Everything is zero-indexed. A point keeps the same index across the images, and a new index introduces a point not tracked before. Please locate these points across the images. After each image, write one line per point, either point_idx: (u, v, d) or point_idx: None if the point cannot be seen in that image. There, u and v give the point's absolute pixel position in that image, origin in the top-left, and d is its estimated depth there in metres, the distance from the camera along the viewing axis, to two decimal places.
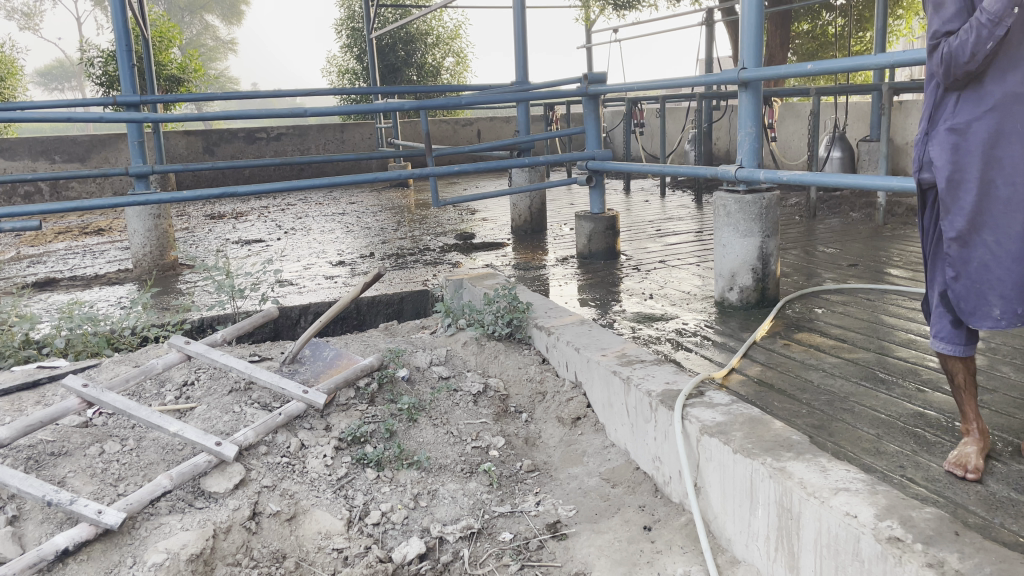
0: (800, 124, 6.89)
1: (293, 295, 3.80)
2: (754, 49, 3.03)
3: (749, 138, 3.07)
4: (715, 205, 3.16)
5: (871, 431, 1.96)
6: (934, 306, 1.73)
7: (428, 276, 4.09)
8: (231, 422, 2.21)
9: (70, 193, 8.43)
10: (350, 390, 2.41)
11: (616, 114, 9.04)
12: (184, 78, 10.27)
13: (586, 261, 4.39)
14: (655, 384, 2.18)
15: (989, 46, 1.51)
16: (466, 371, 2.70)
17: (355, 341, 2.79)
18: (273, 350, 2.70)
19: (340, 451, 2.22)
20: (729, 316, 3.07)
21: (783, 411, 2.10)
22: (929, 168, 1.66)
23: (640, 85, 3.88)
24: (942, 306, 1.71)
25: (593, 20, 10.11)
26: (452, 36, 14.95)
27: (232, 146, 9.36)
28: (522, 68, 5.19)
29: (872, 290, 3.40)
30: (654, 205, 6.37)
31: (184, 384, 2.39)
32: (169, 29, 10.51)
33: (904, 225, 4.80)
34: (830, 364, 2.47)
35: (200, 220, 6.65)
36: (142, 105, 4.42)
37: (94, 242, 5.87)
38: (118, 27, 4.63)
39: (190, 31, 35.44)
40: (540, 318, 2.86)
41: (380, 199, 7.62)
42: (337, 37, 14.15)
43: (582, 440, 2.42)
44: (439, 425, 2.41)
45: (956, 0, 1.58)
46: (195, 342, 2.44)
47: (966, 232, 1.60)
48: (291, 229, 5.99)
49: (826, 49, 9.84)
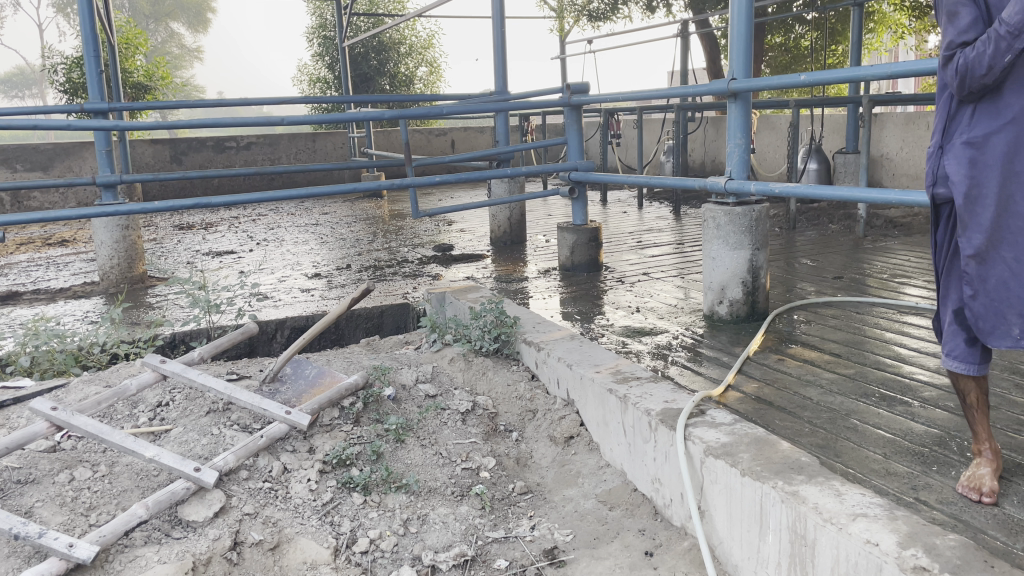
0: (777, 136, 6.91)
1: (269, 309, 3.69)
2: (744, 60, 2.99)
3: (739, 149, 3.03)
4: (704, 217, 3.11)
5: (878, 451, 1.91)
6: (947, 324, 1.69)
7: (408, 289, 4.00)
8: (209, 445, 2.09)
9: (32, 203, 8.19)
10: (334, 410, 2.30)
11: (592, 124, 9.02)
12: (151, 86, 10.06)
13: (569, 274, 4.32)
14: (654, 402, 2.11)
15: (1006, 58, 1.46)
16: (454, 389, 2.61)
17: (338, 357, 2.69)
18: (252, 367, 2.59)
19: (324, 475, 2.11)
20: (719, 330, 3.02)
21: (786, 431, 2.04)
22: (944, 183, 1.61)
23: (625, 95, 3.82)
24: (956, 324, 1.66)
25: (567, 30, 10.09)
26: (425, 45, 14.88)
27: (201, 155, 9.17)
28: (501, 77, 5.12)
29: (861, 303, 3.36)
30: (632, 216, 6.33)
31: (158, 405, 2.27)
32: (135, 36, 10.29)
33: (884, 238, 4.80)
34: (828, 380, 2.42)
35: (168, 231, 6.48)
36: (110, 112, 4.27)
37: (58, 253, 5.67)
38: (86, 33, 4.47)
39: (156, 39, 34.97)
40: (529, 333, 2.78)
41: (353, 209, 7.50)
42: (308, 45, 14.00)
43: (575, 460, 2.34)
44: (428, 445, 2.32)
45: (970, 11, 1.54)
46: (170, 361, 2.32)
47: (984, 249, 1.56)
48: (263, 240, 5.85)
49: (799, 62, 9.93)
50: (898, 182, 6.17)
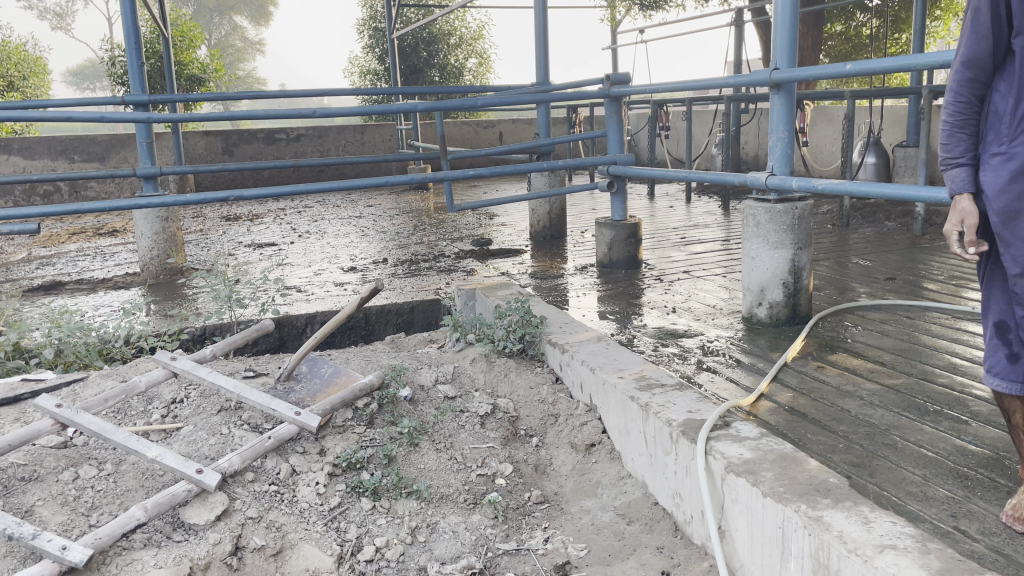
0: (833, 128, 6.64)
1: (300, 303, 3.66)
2: (787, 49, 2.83)
3: (781, 143, 2.88)
4: (744, 215, 2.96)
5: (917, 471, 1.76)
6: (987, 339, 1.55)
7: (441, 284, 3.93)
8: (217, 446, 2.05)
9: (89, 193, 8.39)
10: (348, 411, 2.24)
11: (642, 116, 8.85)
12: (205, 78, 10.21)
13: (607, 271, 4.20)
14: (677, 412, 2.00)
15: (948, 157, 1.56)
16: (474, 391, 2.53)
17: (357, 356, 2.64)
18: (270, 364, 2.55)
19: (333, 478, 2.05)
20: (758, 334, 2.87)
21: (818, 446, 1.90)
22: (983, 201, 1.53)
23: (665, 86, 3.68)
24: (997, 339, 1.52)
25: (618, 20, 9.91)
26: (475, 36, 14.84)
27: (252, 146, 9.28)
28: (543, 69, 5.01)
29: (913, 306, 3.17)
30: (679, 211, 6.16)
31: (172, 402, 2.25)
32: (191, 29, 10.46)
33: (944, 236, 4.56)
34: (869, 391, 2.27)
35: (215, 222, 6.56)
36: (150, 104, 4.30)
37: (106, 243, 5.78)
38: (128, 26, 4.51)
39: (218, 32, 35.74)
40: (555, 334, 2.68)
41: (398, 202, 7.49)
42: (359, 38, 14.08)
43: (596, 469, 2.23)
44: (443, 449, 2.24)
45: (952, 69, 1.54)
46: (183, 358, 2.29)
47: None
48: (305, 232, 5.86)
49: (860, 51, 9.58)
50: None
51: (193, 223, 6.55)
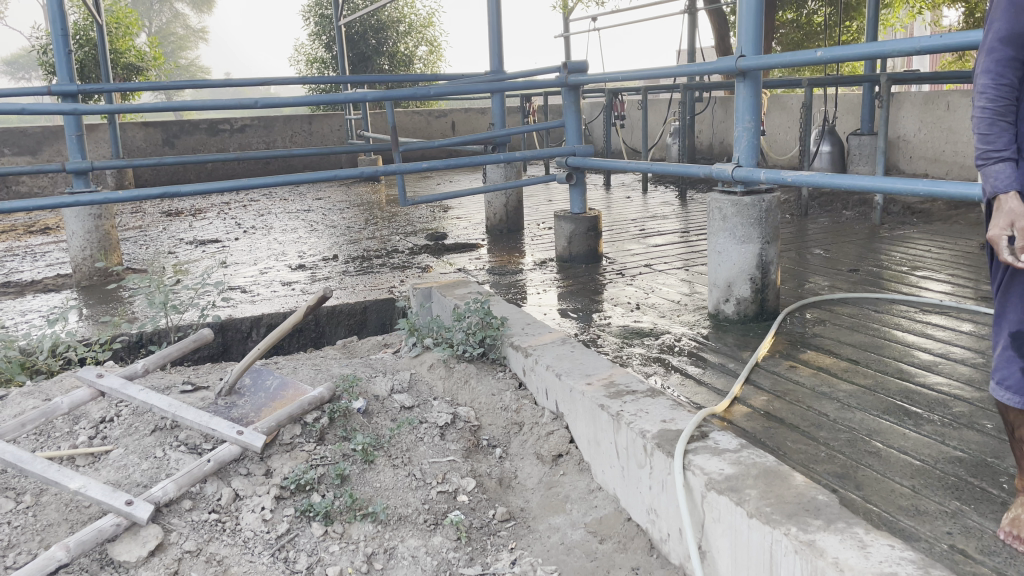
0: (788, 116, 6.61)
1: (245, 304, 3.46)
2: (753, 35, 2.72)
3: (747, 134, 2.77)
4: (710, 208, 2.85)
5: (905, 482, 1.66)
6: (1001, 349, 1.48)
7: (395, 282, 3.76)
8: (150, 471, 1.87)
9: (20, 188, 7.97)
10: (296, 427, 2.07)
11: (596, 105, 8.74)
12: (143, 67, 9.80)
13: (566, 266, 4.08)
14: (650, 422, 1.87)
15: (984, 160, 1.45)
16: (432, 400, 2.37)
17: (306, 365, 2.46)
18: (210, 376, 2.36)
19: (281, 502, 1.88)
20: (726, 332, 2.77)
21: (799, 456, 1.80)
22: None
23: (625, 75, 3.55)
24: (1013, 349, 1.45)
25: (571, 8, 9.79)
26: (425, 23, 14.59)
27: (194, 138, 8.95)
28: (497, 57, 4.85)
29: (879, 299, 3.11)
30: (636, 202, 6.07)
31: (101, 421, 2.05)
32: (127, 15, 10.03)
33: (902, 225, 4.54)
34: (845, 392, 2.17)
35: (155, 218, 6.26)
36: (80, 95, 4.02)
37: (37, 242, 5.46)
38: (53, 10, 4.22)
39: (159, 19, 34.75)
40: (517, 337, 2.55)
41: (348, 195, 7.28)
42: (305, 25, 13.69)
43: (564, 482, 2.10)
44: (400, 465, 2.09)
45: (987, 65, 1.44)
46: (110, 375, 2.09)
47: None
48: (251, 228, 5.61)
49: (811, 39, 9.62)
50: (916, 166, 5.86)
51: (131, 219, 6.25)
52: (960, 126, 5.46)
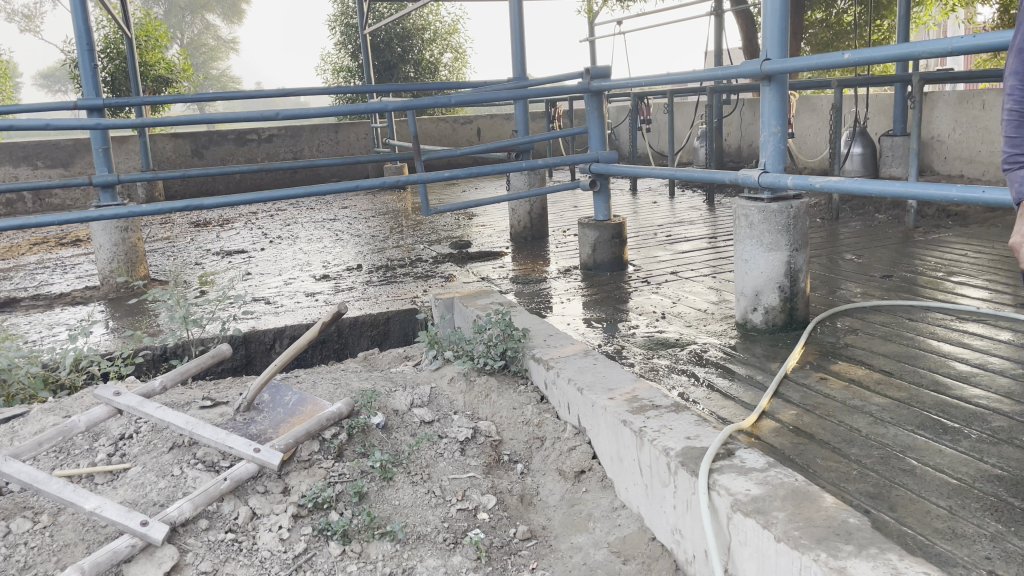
0: (817, 118, 6.50)
1: (269, 316, 3.45)
2: (778, 38, 2.65)
3: (773, 139, 2.70)
4: (736, 215, 2.78)
5: (942, 503, 1.59)
6: None
7: (418, 292, 3.74)
8: (167, 490, 1.85)
9: (53, 201, 8.09)
10: (314, 443, 2.05)
11: (622, 109, 8.68)
12: (172, 79, 9.91)
13: (591, 274, 4.02)
14: (674, 439, 1.82)
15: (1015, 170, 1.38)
16: (453, 414, 2.34)
17: (326, 379, 2.44)
18: (230, 391, 2.35)
19: (298, 521, 1.85)
20: (754, 342, 2.70)
21: (830, 474, 1.73)
22: None
23: (648, 80, 3.49)
24: None
25: (596, 12, 9.74)
26: (449, 30, 14.65)
27: (223, 148, 9.04)
28: (519, 63, 4.81)
29: (913, 306, 3.02)
30: (663, 207, 5.99)
31: (120, 438, 2.04)
32: (156, 28, 10.17)
33: (937, 229, 4.43)
34: (878, 405, 2.10)
35: (183, 229, 6.32)
36: (105, 108, 4.05)
37: (68, 254, 5.53)
38: (79, 25, 4.26)
39: (189, 31, 35.28)
40: (538, 349, 2.50)
41: (373, 203, 7.29)
42: (331, 34, 13.80)
43: (587, 500, 2.05)
44: (420, 483, 2.05)
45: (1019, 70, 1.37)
46: (128, 392, 2.08)
47: None
48: (277, 237, 5.63)
49: (841, 39, 9.46)
50: (950, 167, 5.72)
51: (160, 230, 6.31)
52: (996, 125, 5.32)
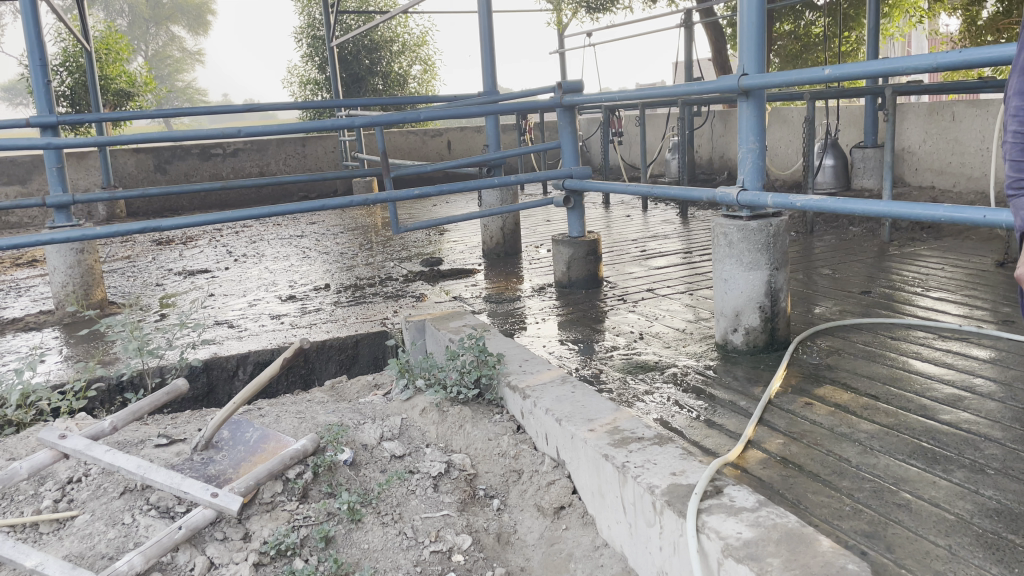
0: (788, 130, 6.50)
1: (232, 341, 3.32)
2: (756, 52, 2.59)
3: (751, 155, 2.64)
4: (714, 234, 2.71)
5: (941, 541, 1.52)
6: None
7: (388, 313, 3.63)
8: (117, 541, 1.72)
9: (10, 219, 7.85)
10: (277, 484, 1.92)
11: (593, 121, 8.65)
12: (134, 92, 9.69)
13: (565, 292, 3.93)
14: (659, 475, 1.72)
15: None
16: (425, 447, 2.23)
17: (291, 412, 2.32)
18: (188, 427, 2.22)
19: (260, 570, 1.73)
20: (735, 364, 2.63)
21: (821, 511, 1.65)
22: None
23: (621, 95, 3.42)
24: None
25: (566, 23, 9.72)
26: (417, 43, 14.60)
27: (187, 163, 8.87)
28: (490, 77, 4.73)
29: (894, 324, 2.97)
30: (636, 220, 5.94)
31: (69, 482, 1.91)
32: (116, 41, 9.95)
33: (912, 242, 4.41)
34: (867, 433, 2.02)
35: (145, 248, 6.14)
36: (59, 126, 3.89)
37: (23, 275, 5.33)
38: (31, 41, 4.10)
39: (155, 43, 34.86)
40: (514, 375, 2.41)
41: (342, 218, 7.15)
42: (297, 46, 13.66)
43: (567, 538, 1.95)
44: (390, 523, 1.93)
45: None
46: (75, 435, 1.95)
47: None
48: (242, 256, 5.48)
49: (809, 51, 9.54)
50: (921, 178, 5.73)
51: (120, 249, 6.13)
52: (966, 137, 5.33)
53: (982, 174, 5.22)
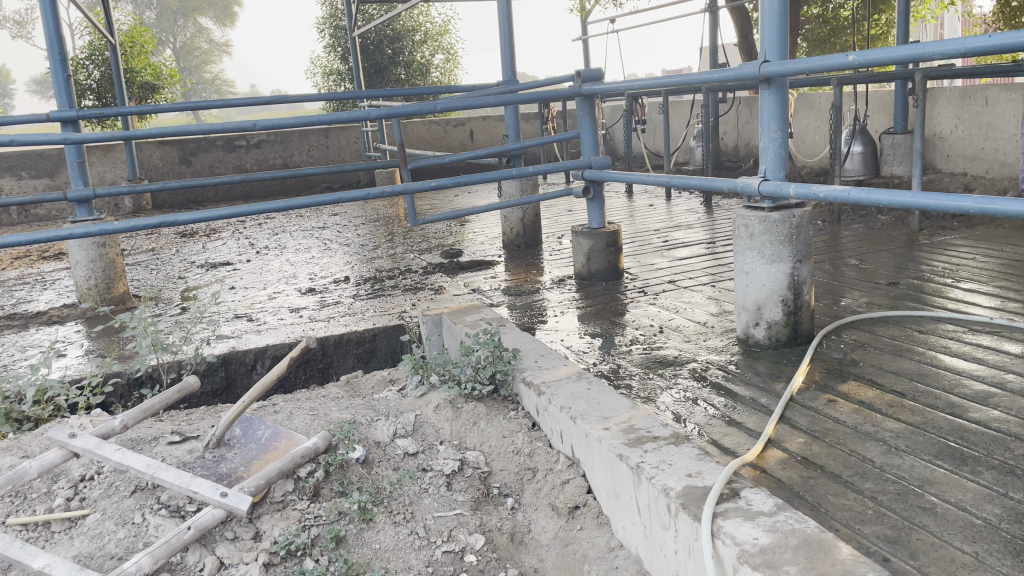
0: (815, 116, 6.38)
1: (251, 335, 3.31)
2: (778, 38, 2.51)
3: (773, 145, 2.57)
4: (736, 225, 2.64)
5: (967, 548, 1.46)
6: None
7: (407, 306, 3.61)
8: (126, 541, 1.72)
9: (39, 212, 7.94)
10: (288, 482, 1.91)
11: (616, 108, 8.55)
12: (158, 85, 9.75)
13: (586, 284, 3.89)
14: (674, 477, 1.68)
15: None
16: (438, 444, 2.20)
17: (303, 408, 2.31)
18: (201, 424, 2.21)
19: (270, 570, 1.71)
20: (756, 359, 2.57)
21: (842, 515, 1.60)
22: None
23: (640, 83, 3.35)
24: None
25: (589, 11, 9.60)
26: (440, 31, 14.54)
27: (211, 155, 8.92)
28: (509, 66, 4.68)
29: (922, 317, 2.88)
30: (659, 210, 5.86)
31: (81, 480, 1.91)
32: (141, 33, 10.02)
33: (943, 230, 4.30)
34: (892, 432, 1.96)
35: (169, 240, 6.18)
36: (79, 120, 3.91)
37: (50, 268, 5.39)
38: (51, 36, 4.11)
39: (182, 35, 35.17)
40: (529, 371, 2.37)
41: (364, 210, 7.16)
42: (320, 37, 13.66)
43: (581, 538, 1.91)
44: (402, 522, 1.90)
45: None
46: (84, 434, 1.94)
47: None
48: (264, 248, 5.49)
49: (838, 35, 9.35)
50: (953, 164, 5.59)
51: (145, 242, 6.17)
52: (1000, 122, 5.19)
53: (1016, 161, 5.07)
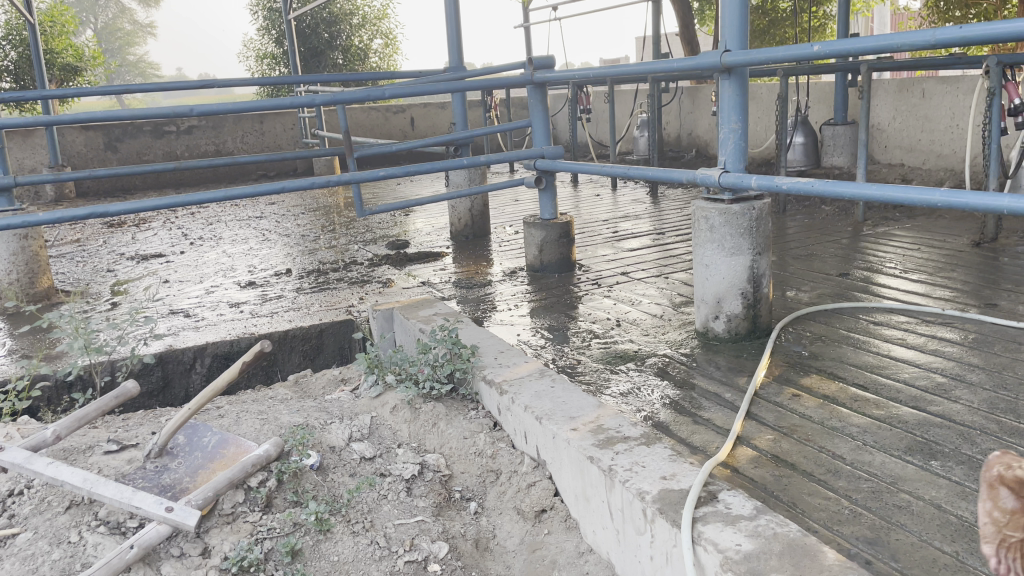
0: (757, 107, 6.44)
1: (189, 331, 3.15)
2: (739, 27, 2.48)
3: (734, 135, 2.53)
4: (695, 217, 2.61)
5: (947, 548, 1.44)
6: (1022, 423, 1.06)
7: (354, 300, 3.48)
8: (62, 562, 1.58)
9: None
10: (238, 493, 1.79)
11: (559, 96, 8.51)
12: (81, 67, 9.30)
13: (537, 276, 3.82)
14: (648, 480, 1.62)
15: None
16: (397, 447, 2.11)
17: (251, 412, 2.19)
18: (140, 430, 2.07)
19: None
20: (716, 353, 2.54)
21: (820, 515, 1.57)
22: None
23: (595, 71, 3.29)
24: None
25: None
26: (379, 16, 14.25)
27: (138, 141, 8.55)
28: (456, 52, 4.57)
29: (875, 309, 2.90)
30: (605, 200, 5.84)
31: (10, 495, 1.76)
32: (61, 12, 9.54)
33: (885, 221, 4.37)
34: (859, 427, 1.94)
35: (96, 231, 5.89)
36: None
37: None
38: None
39: (105, 15, 33.83)
40: (489, 369, 2.29)
41: (303, 199, 6.95)
42: (253, 19, 13.26)
43: (549, 544, 1.84)
44: (362, 532, 1.80)
45: None
46: (12, 448, 1.78)
47: None
48: (198, 238, 5.26)
49: (776, 26, 9.49)
50: (890, 156, 5.70)
51: (69, 232, 5.86)
52: (936, 114, 5.31)
53: (953, 152, 5.19)
